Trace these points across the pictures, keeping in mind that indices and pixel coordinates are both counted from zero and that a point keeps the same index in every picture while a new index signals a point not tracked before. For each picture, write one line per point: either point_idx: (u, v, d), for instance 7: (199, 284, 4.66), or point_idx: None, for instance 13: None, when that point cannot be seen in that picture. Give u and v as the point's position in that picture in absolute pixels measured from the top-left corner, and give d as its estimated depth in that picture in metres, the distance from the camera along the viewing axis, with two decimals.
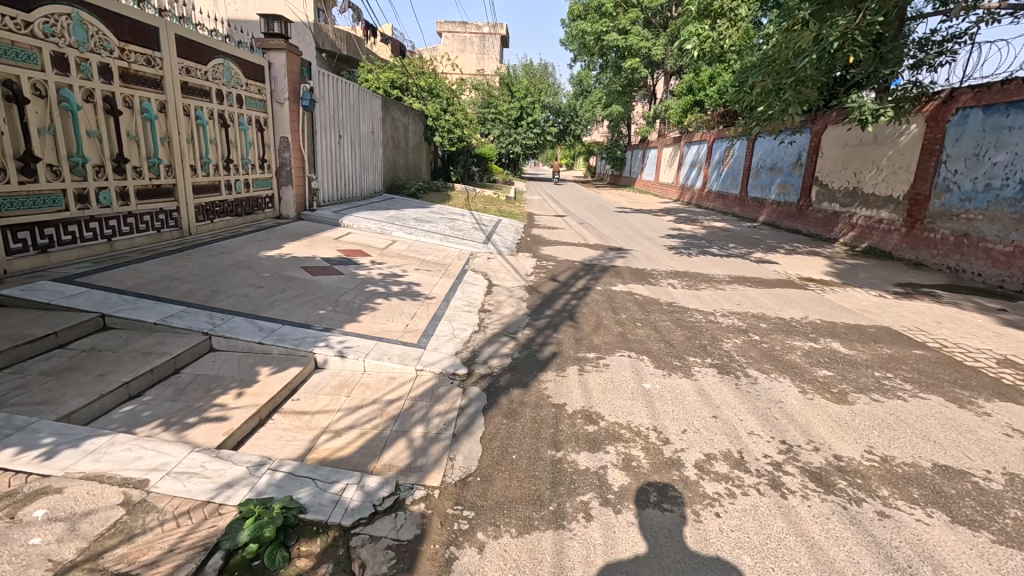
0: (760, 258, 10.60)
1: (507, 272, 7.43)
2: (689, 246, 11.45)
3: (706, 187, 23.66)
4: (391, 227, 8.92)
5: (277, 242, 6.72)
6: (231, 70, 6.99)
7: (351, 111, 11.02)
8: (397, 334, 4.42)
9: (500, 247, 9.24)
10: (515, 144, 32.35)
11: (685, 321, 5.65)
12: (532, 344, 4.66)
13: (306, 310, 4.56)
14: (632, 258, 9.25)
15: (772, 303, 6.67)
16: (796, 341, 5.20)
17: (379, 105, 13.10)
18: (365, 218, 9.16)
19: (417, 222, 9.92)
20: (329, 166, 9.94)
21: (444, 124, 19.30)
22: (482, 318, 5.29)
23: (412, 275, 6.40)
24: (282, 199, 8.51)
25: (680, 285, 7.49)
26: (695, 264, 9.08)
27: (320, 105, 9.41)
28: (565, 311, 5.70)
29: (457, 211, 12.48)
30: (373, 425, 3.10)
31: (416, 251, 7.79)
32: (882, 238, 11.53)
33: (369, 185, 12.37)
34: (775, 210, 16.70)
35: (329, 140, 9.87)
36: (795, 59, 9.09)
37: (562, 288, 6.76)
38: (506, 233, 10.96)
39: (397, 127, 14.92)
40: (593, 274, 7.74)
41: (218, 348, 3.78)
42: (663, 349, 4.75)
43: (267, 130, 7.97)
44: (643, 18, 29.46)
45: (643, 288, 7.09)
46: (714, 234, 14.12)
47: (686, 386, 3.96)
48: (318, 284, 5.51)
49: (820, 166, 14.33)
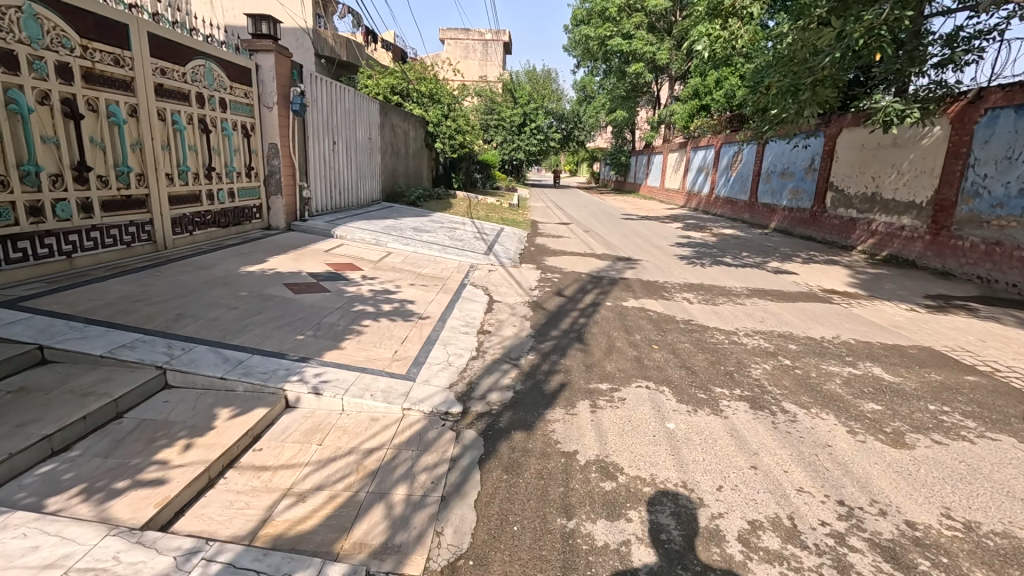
0: (777, 267, 10.05)
1: (510, 286, 6.92)
2: (701, 255, 10.91)
3: (713, 193, 23.14)
4: (387, 237, 8.45)
5: (261, 256, 6.24)
6: (213, 73, 6.55)
7: (347, 116, 10.61)
8: (384, 363, 3.91)
9: (503, 258, 8.74)
10: (518, 150, 31.93)
11: (706, 343, 5.10)
12: (537, 373, 4.12)
13: (281, 336, 4.07)
14: (642, 269, 8.72)
15: (799, 319, 6.11)
16: (832, 366, 4.65)
17: (378, 110, 12.69)
18: (360, 228, 8.70)
19: (415, 231, 9.46)
20: (323, 173, 9.51)
21: (446, 130, 18.91)
22: (481, 341, 4.77)
23: (405, 292, 5.89)
24: (271, 210, 8.04)
25: (696, 299, 6.95)
26: (709, 275, 8.54)
27: (312, 110, 8.96)
28: (572, 332, 5.17)
29: (458, 220, 12.01)
30: (346, 485, 2.58)
31: (412, 264, 7.30)
32: (905, 245, 10.95)
33: (367, 193, 11.92)
34: (787, 216, 16.15)
35: (323, 146, 9.44)
36: (814, 58, 8.58)
37: (569, 304, 6.23)
38: (508, 242, 10.46)
39: (396, 133, 14.51)
40: (602, 288, 7.22)
41: (175, 385, 3.28)
42: (685, 378, 4.20)
43: (254, 136, 7.51)
44: (646, 22, 29.12)
45: (656, 303, 6.55)
46: (726, 242, 13.58)
47: (716, 426, 3.42)
48: (301, 303, 5.00)
49: (835, 170, 13.80)
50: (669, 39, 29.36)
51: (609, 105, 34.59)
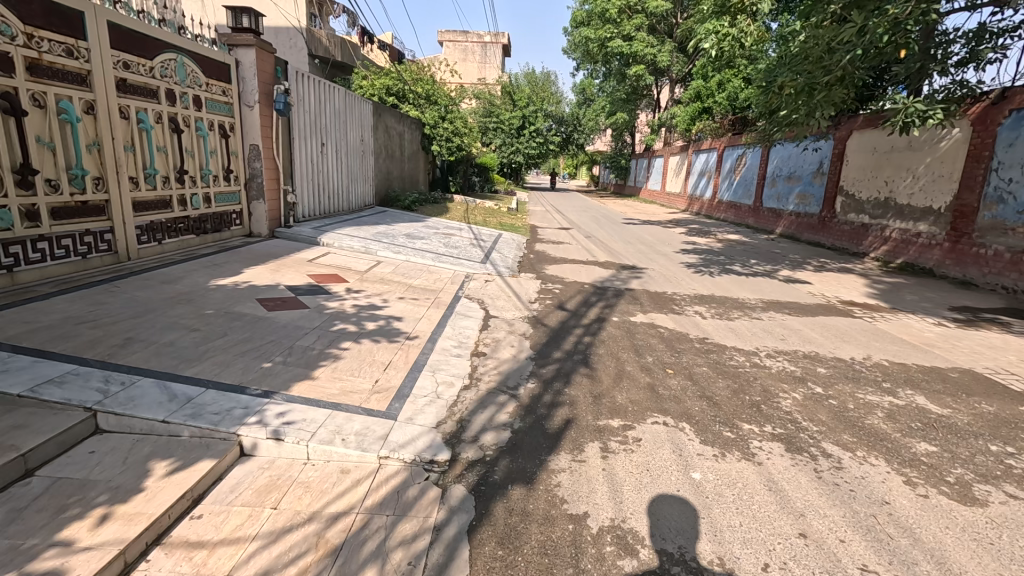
0: (789, 276, 9.57)
1: (508, 299, 6.40)
2: (709, 262, 10.41)
3: (716, 197, 22.68)
4: (377, 245, 7.97)
5: (236, 268, 5.72)
6: (186, 68, 6.05)
7: (337, 118, 10.12)
8: (361, 397, 3.39)
9: (500, 266, 8.24)
10: (517, 154, 31.49)
11: (726, 366, 4.59)
12: (538, 406, 3.60)
13: (245, 364, 3.54)
14: (649, 279, 8.22)
15: (823, 337, 5.61)
16: (870, 394, 4.14)
17: (371, 111, 12.20)
18: (349, 234, 8.22)
19: (408, 238, 8.97)
20: (310, 177, 9.01)
21: (443, 132, 18.38)
22: (475, 365, 4.25)
23: (393, 307, 5.38)
24: (253, 215, 7.53)
25: (709, 313, 6.44)
26: (720, 286, 8.03)
27: (298, 110, 8.46)
28: (577, 354, 4.66)
29: (454, 226, 11.52)
30: (300, 569, 2.05)
31: (403, 274, 6.79)
32: (921, 253, 10.48)
33: (359, 197, 11.43)
34: (794, 222, 15.70)
35: (310, 148, 8.94)
36: (830, 56, 8.12)
37: (572, 320, 5.72)
38: (506, 249, 9.95)
39: (391, 135, 14.03)
40: (607, 301, 6.70)
41: (107, 430, 2.75)
42: (708, 411, 3.69)
43: (233, 137, 7.01)
44: (648, 23, 28.74)
45: (667, 319, 6.04)
46: (733, 248, 13.10)
47: (750, 475, 2.90)
48: (274, 321, 4.49)
49: (846, 174, 13.32)
50: (670, 41, 29.02)
51: (610, 108, 34.15)
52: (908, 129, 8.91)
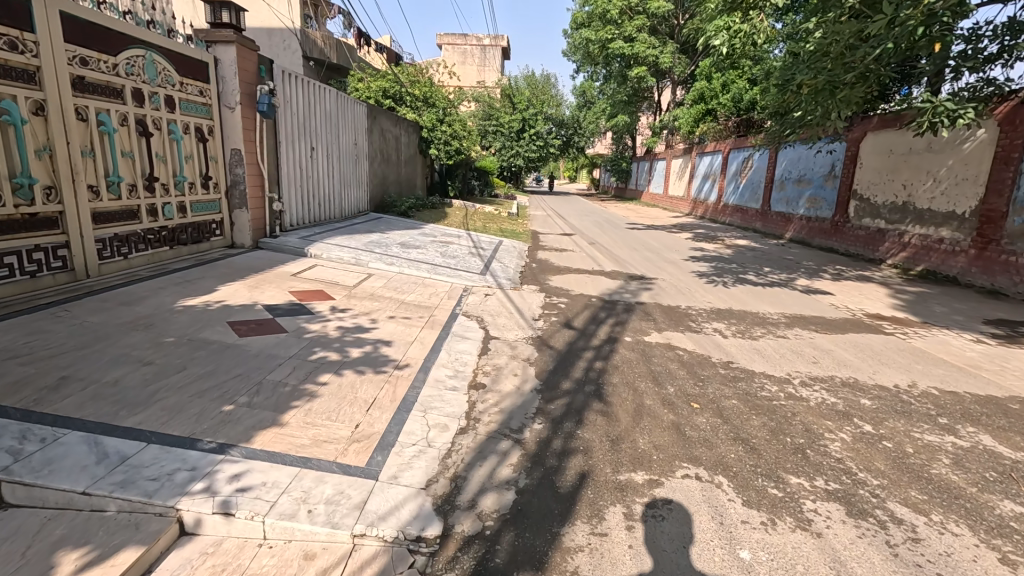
0: (806, 286, 9.05)
1: (509, 316, 5.87)
2: (720, 271, 9.89)
3: (721, 201, 22.18)
4: (369, 255, 7.47)
5: (210, 284, 5.19)
6: (157, 66, 5.54)
7: (329, 120, 9.61)
8: (337, 448, 2.85)
9: (501, 278, 7.72)
10: (518, 157, 31.05)
11: (758, 398, 4.04)
12: (547, 456, 3.06)
13: (201, 407, 3.00)
14: (660, 291, 7.67)
15: (859, 359, 5.06)
16: (928, 434, 3.59)
17: (365, 113, 11.70)
18: (340, 244, 7.72)
19: (403, 247, 8.47)
20: (299, 184, 8.47)
21: (441, 135, 17.83)
22: (473, 400, 3.71)
23: (383, 328, 4.85)
24: (235, 225, 7.01)
25: (728, 330, 5.90)
26: (737, 298, 7.49)
27: (286, 112, 7.95)
28: (589, 384, 4.12)
29: (452, 233, 11.01)
30: None
31: (395, 289, 6.26)
32: (943, 260, 9.95)
33: (352, 203, 10.92)
34: (804, 226, 15.19)
35: (299, 152, 8.40)
36: (852, 53, 7.63)
37: (580, 341, 5.18)
38: (507, 258, 9.42)
39: (387, 138, 13.53)
40: (617, 317, 6.17)
41: (15, 503, 2.21)
42: (746, 459, 3.14)
43: (212, 141, 6.49)
44: (649, 24, 28.34)
45: (684, 339, 5.50)
46: (743, 255, 12.58)
47: (811, 554, 2.35)
48: (245, 348, 3.95)
49: (860, 177, 12.81)
50: (671, 42, 28.60)
51: (610, 110, 33.67)
52: (936, 130, 8.34)
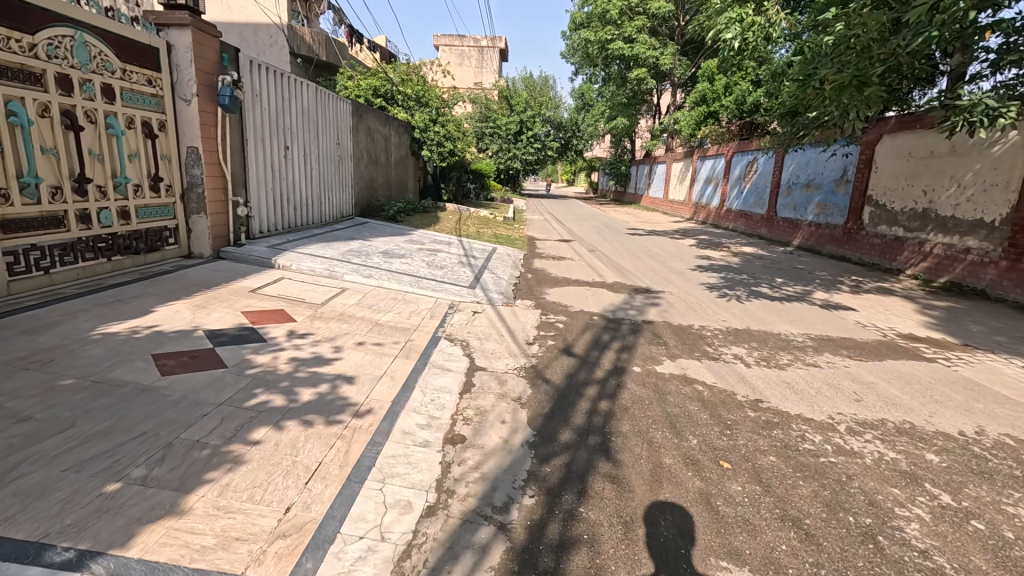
0: (825, 301, 8.32)
1: (499, 341, 5.09)
2: (731, 282, 9.15)
3: (724, 205, 21.49)
4: (345, 265, 6.75)
5: (145, 305, 4.41)
6: (91, 49, 4.77)
7: (307, 117, 8.84)
8: (251, 551, 2.07)
9: (492, 292, 6.97)
10: (515, 160, 30.30)
11: (801, 453, 3.28)
12: (539, 552, 2.29)
13: (74, 488, 2.23)
14: (668, 308, 6.92)
15: (907, 396, 4.30)
16: (1022, 507, 2.83)
17: (350, 110, 10.95)
18: (314, 252, 6.99)
19: (385, 257, 7.72)
20: (270, 186, 7.69)
21: (434, 135, 17.06)
22: (448, 461, 2.93)
23: (347, 360, 4.08)
24: (192, 232, 6.23)
25: (751, 357, 5.14)
26: (754, 316, 6.75)
27: (255, 107, 7.18)
28: (594, 436, 3.35)
29: (441, 240, 10.28)
30: None
31: (370, 307, 5.49)
32: (969, 271, 9.23)
33: (333, 207, 10.15)
34: (814, 233, 14.50)
35: (271, 151, 7.64)
36: (881, 44, 6.96)
37: (581, 373, 4.42)
38: (500, 268, 8.67)
39: (375, 138, 12.78)
40: (623, 340, 5.42)
41: None
42: (804, 554, 2.37)
43: (163, 137, 5.73)
44: (649, 25, 27.75)
45: (702, 369, 4.73)
46: (752, 264, 11.84)
47: None
48: (166, 391, 3.17)
49: (875, 182, 12.12)
50: (672, 43, 28.00)
51: (609, 113, 33.01)
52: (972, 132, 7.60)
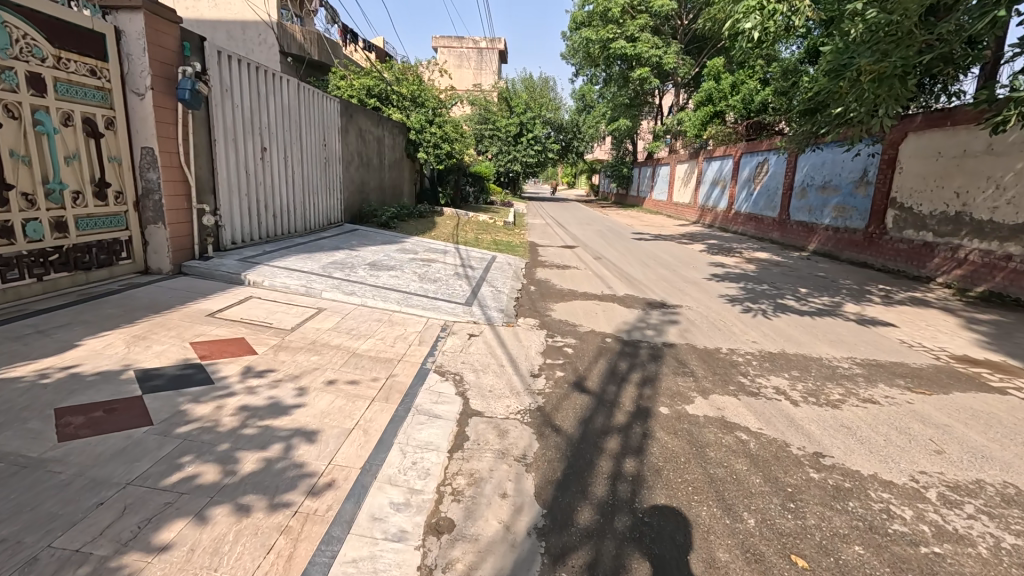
0: (858, 315, 7.57)
1: (499, 374, 4.32)
2: (753, 294, 8.38)
3: (732, 208, 20.77)
4: (326, 280, 6.03)
5: (71, 338, 3.65)
6: (13, 31, 4.03)
7: (289, 115, 8.08)
8: None
9: (491, 309, 6.21)
10: (515, 162, 29.62)
11: (894, 540, 2.50)
12: None
13: None
14: (689, 326, 6.15)
15: (997, 444, 3.52)
16: None
17: (339, 109, 10.22)
18: (291, 265, 6.27)
19: (372, 270, 6.96)
20: (245, 191, 6.92)
21: (430, 136, 16.34)
22: (428, 567, 2.16)
23: (311, 407, 3.32)
24: (149, 245, 5.48)
25: (796, 391, 4.35)
26: (787, 335, 5.99)
27: (227, 103, 6.44)
28: (621, 517, 2.57)
29: (437, 249, 9.54)
30: None
31: (348, 332, 4.73)
32: (1011, 280, 8.47)
33: (320, 214, 9.40)
34: (830, 237, 13.77)
35: (245, 151, 6.88)
36: (924, 30, 6.24)
37: (598, 418, 3.65)
38: (499, 280, 7.92)
39: (367, 139, 12.06)
40: (643, 369, 4.65)
41: None
42: None
43: (111, 136, 4.99)
44: (651, 24, 27.07)
45: (742, 409, 3.95)
46: (769, 271, 11.09)
47: None
48: (59, 463, 2.41)
49: (900, 184, 11.36)
50: (675, 43, 27.31)
51: (611, 114, 32.30)
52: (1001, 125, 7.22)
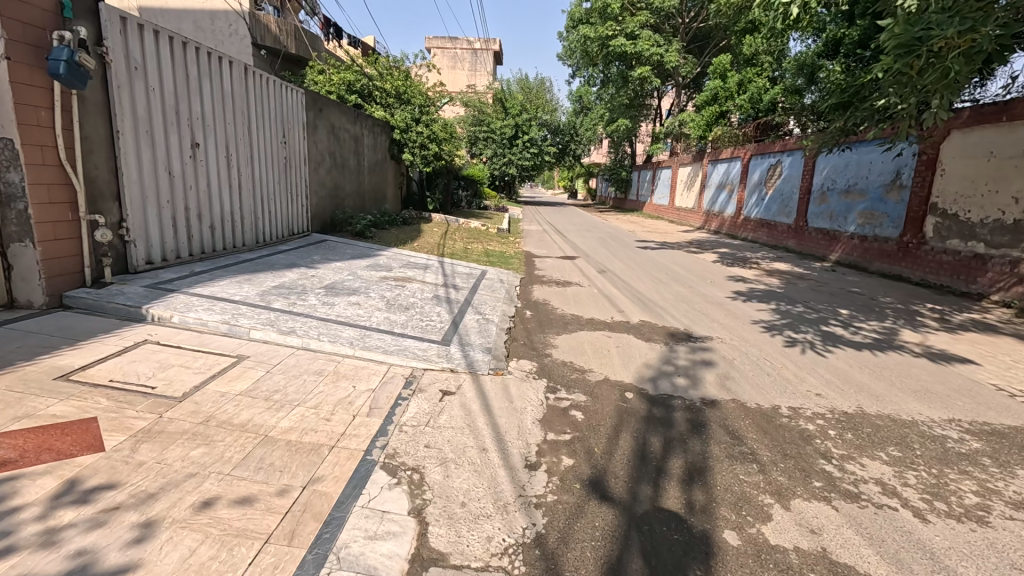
0: (923, 345, 6.24)
1: (477, 469, 2.94)
2: (791, 319, 7.05)
3: (741, 214, 19.54)
4: (261, 312, 4.67)
5: None
6: None
7: (236, 105, 6.70)
8: None
9: (475, 349, 4.84)
10: (510, 166, 28.47)
11: None
12: None
13: None
14: (729, 371, 4.80)
15: None
16: None
17: (304, 102, 8.87)
18: (217, 292, 4.90)
19: (328, 295, 5.58)
20: (168, 197, 5.52)
21: (416, 136, 14.97)
22: None
23: (150, 570, 1.93)
24: (14, 271, 4.09)
25: (912, 489, 2.99)
26: (855, 383, 4.65)
27: (139, 85, 5.04)
28: None
29: (417, 264, 8.19)
30: None
31: (267, 399, 3.34)
32: None
33: (277, 224, 8.00)
34: (855, 246, 12.52)
35: (170, 147, 5.49)
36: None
37: (633, 564, 2.27)
38: (488, 304, 6.55)
39: (342, 138, 10.71)
40: (685, 450, 3.29)
41: None
42: None
43: None
44: (652, 21, 25.81)
45: (849, 532, 2.58)
46: (796, 287, 9.82)
47: None
48: None
49: (942, 188, 10.12)
50: (677, 41, 26.13)
51: (609, 115, 31.00)
52: None
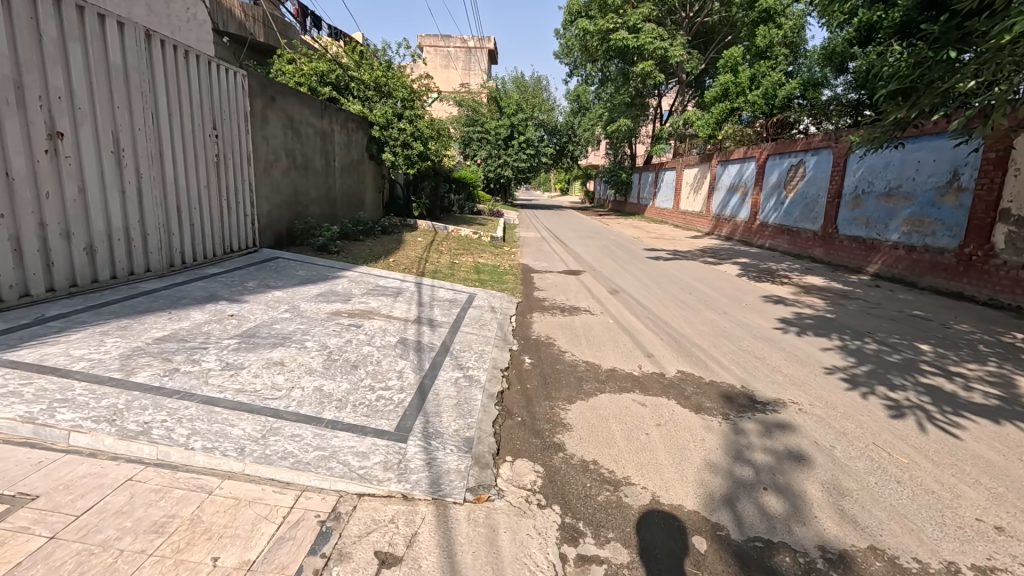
0: None
1: None
2: (871, 364, 5.38)
3: (756, 219, 17.91)
4: (106, 394, 2.96)
5: None
6: None
7: (132, 83, 4.93)
8: None
9: (446, 445, 3.12)
10: (505, 167, 26.86)
11: None
12: None
13: None
14: (841, 476, 3.11)
15: None
16: None
17: (247, 89, 7.15)
18: (50, 360, 3.19)
19: (238, 351, 3.85)
20: (5, 209, 3.80)
21: (398, 133, 13.22)
22: None
23: None
24: None
25: None
26: None
27: None
28: None
29: (385, 289, 6.49)
30: None
31: None
32: None
33: (206, 240, 6.25)
34: (898, 257, 10.93)
35: (5, 137, 3.74)
36: None
37: None
38: (471, 351, 4.85)
39: (304, 134, 9.00)
40: None
41: None
42: None
43: None
44: (655, 14, 24.19)
45: None
46: (848, 310, 8.18)
47: None
48: None
49: (1017, 190, 8.52)
50: (681, 34, 24.50)
51: (608, 115, 29.36)
52: None
